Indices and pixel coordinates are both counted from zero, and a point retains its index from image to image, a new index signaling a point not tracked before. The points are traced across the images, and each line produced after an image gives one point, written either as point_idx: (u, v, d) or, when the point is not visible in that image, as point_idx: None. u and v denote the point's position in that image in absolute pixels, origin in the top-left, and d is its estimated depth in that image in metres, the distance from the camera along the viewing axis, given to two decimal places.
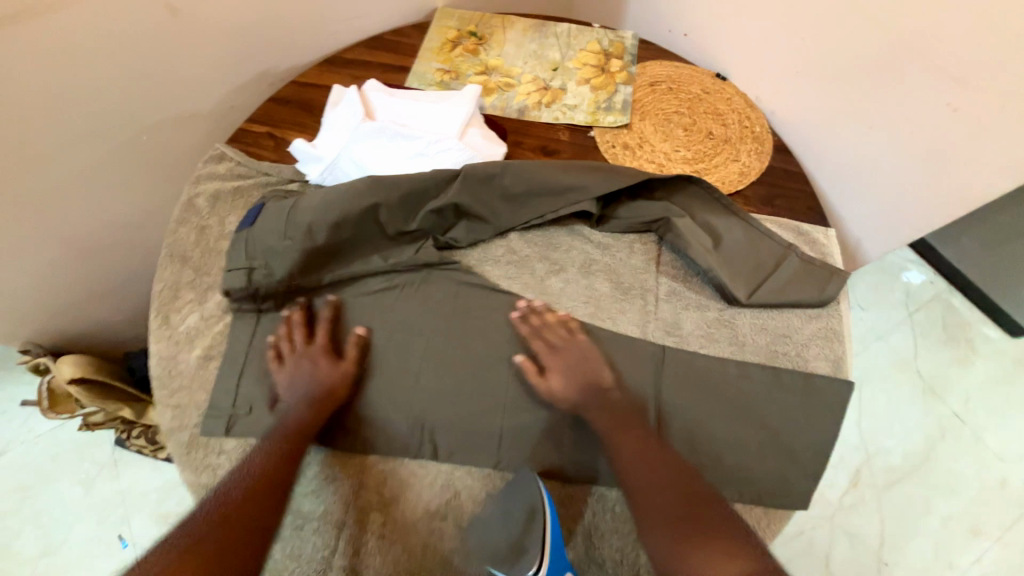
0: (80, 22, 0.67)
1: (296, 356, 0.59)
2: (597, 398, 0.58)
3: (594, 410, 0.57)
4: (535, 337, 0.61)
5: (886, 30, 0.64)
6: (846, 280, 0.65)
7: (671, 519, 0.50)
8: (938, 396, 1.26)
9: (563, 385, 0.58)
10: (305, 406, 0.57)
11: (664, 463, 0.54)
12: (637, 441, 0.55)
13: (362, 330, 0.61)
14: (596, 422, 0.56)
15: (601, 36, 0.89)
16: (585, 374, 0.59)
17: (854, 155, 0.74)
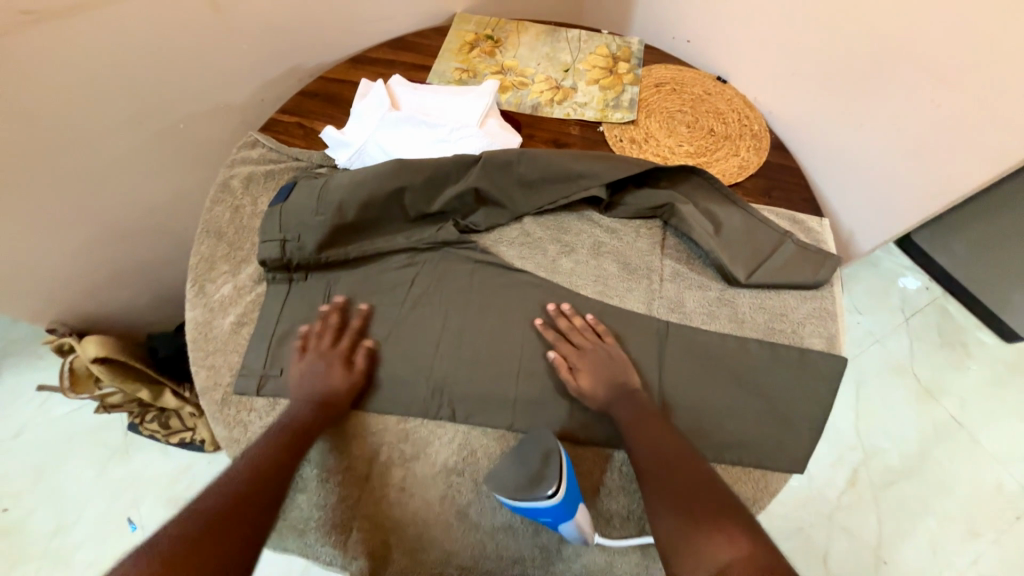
0: (134, 15, 0.73)
1: (322, 355, 0.61)
2: (616, 391, 0.60)
3: (613, 401, 0.59)
4: (566, 336, 0.64)
5: (874, 35, 0.69)
6: (838, 265, 0.70)
7: (675, 503, 0.50)
8: (934, 398, 1.29)
9: (588, 380, 0.60)
10: (307, 404, 0.58)
11: (671, 451, 0.55)
12: (649, 429, 0.56)
13: (371, 342, 0.63)
14: (612, 411, 0.59)
15: (610, 41, 0.95)
16: (607, 367, 0.61)
17: (848, 151, 0.79)
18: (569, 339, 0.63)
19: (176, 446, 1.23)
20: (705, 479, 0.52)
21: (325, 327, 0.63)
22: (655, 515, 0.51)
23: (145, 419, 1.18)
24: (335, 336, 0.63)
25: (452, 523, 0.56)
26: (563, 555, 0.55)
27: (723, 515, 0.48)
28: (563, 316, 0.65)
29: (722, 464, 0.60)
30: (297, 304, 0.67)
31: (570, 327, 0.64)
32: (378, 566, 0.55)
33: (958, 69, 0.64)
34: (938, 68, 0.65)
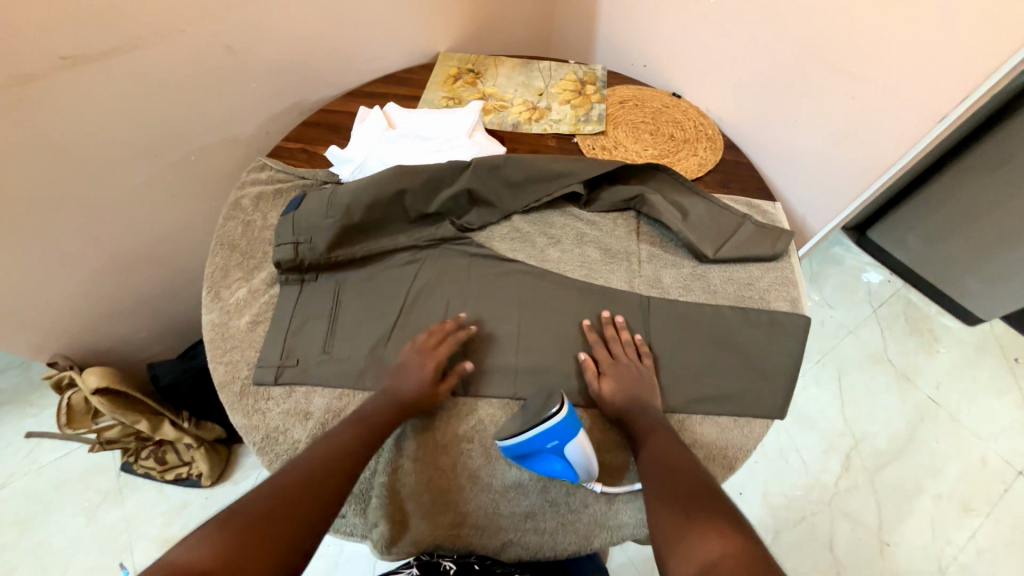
0: (156, 57, 0.82)
1: (417, 354, 0.65)
2: (631, 399, 0.63)
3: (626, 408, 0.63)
4: (596, 343, 0.68)
5: (795, 43, 0.81)
6: (791, 239, 0.79)
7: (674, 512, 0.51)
8: (911, 381, 1.36)
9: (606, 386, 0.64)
10: (384, 400, 0.61)
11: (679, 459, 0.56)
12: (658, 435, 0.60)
13: (470, 365, 0.65)
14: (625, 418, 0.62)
15: (577, 69, 1.08)
16: (624, 373, 0.65)
17: (788, 143, 0.90)
18: (598, 346, 0.68)
19: (171, 483, 1.26)
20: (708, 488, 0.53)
21: (439, 330, 0.67)
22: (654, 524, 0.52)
23: (141, 456, 1.20)
24: (441, 344, 0.66)
25: (465, 485, 0.60)
26: (570, 507, 0.59)
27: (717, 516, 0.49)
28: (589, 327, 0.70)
29: (710, 416, 0.66)
30: (309, 300, 0.73)
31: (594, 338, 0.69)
32: (397, 533, 0.58)
33: (865, 64, 0.74)
34: (849, 65, 0.76)
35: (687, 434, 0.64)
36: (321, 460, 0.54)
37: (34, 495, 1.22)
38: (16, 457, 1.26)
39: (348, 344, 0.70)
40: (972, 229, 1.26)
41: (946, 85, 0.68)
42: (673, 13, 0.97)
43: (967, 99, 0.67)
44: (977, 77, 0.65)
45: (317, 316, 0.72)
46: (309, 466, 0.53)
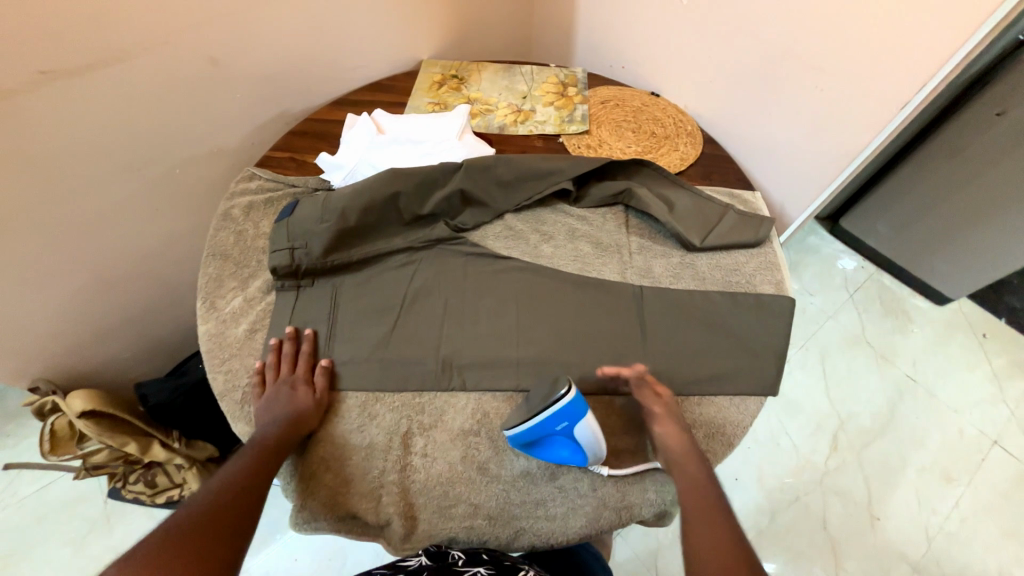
0: (138, 71, 0.81)
1: (276, 383, 0.64)
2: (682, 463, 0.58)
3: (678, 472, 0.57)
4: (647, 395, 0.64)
5: (764, 42, 0.85)
6: (772, 225, 0.82)
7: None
8: (889, 360, 1.42)
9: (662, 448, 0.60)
10: (275, 425, 0.61)
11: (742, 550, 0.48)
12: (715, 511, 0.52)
13: (329, 361, 0.67)
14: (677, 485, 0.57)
15: (558, 72, 1.11)
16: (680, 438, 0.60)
17: (765, 135, 0.95)
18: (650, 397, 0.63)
19: (162, 507, 1.23)
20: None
21: (280, 357, 0.67)
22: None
23: (130, 481, 1.17)
24: (291, 363, 0.67)
25: (475, 477, 0.61)
26: (579, 492, 0.60)
27: None
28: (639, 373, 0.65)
29: (707, 397, 0.68)
30: (307, 305, 0.73)
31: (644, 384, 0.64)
32: (410, 528, 0.59)
33: (832, 59, 0.79)
34: (815, 60, 0.81)
35: (687, 415, 0.66)
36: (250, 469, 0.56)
37: (19, 527, 1.19)
38: None
39: (349, 346, 0.70)
40: (935, 214, 1.33)
41: (905, 76, 0.73)
42: (647, 16, 1.01)
43: (926, 86, 0.72)
44: (934, 65, 0.70)
45: (316, 320, 0.72)
46: (230, 482, 0.54)
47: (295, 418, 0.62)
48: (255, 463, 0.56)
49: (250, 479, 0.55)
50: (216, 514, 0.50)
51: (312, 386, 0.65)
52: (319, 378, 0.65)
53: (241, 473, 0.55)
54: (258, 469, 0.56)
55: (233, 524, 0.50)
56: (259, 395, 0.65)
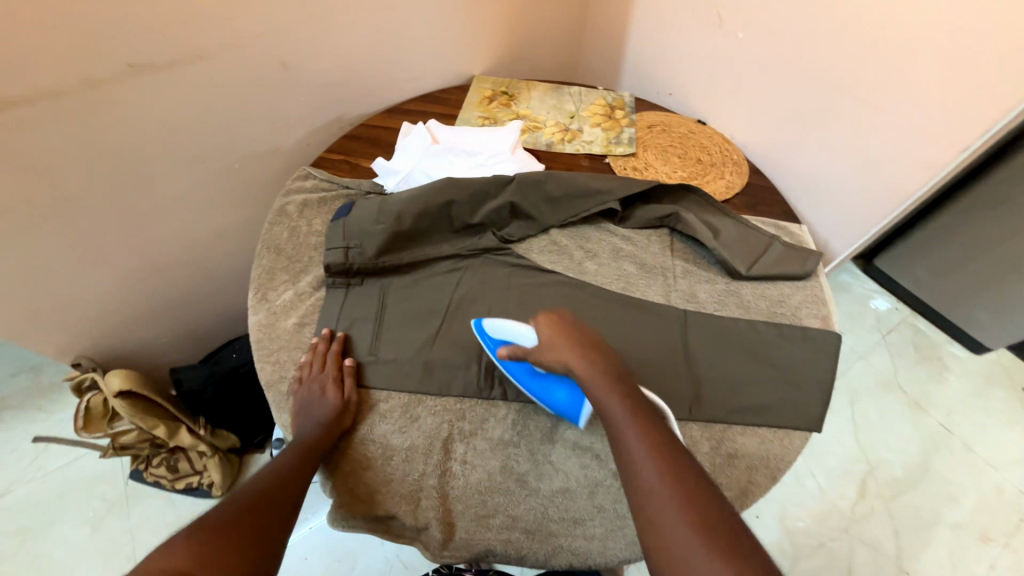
0: (215, 70, 0.86)
1: (309, 381, 0.65)
2: (615, 401, 0.55)
3: (616, 415, 0.54)
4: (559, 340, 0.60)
5: (817, 78, 0.87)
6: (820, 258, 0.82)
7: (672, 535, 0.46)
8: (923, 408, 1.37)
9: (587, 385, 0.57)
10: (312, 425, 0.61)
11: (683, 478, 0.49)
12: (655, 444, 0.51)
13: (351, 360, 0.67)
14: (615, 427, 0.54)
15: (606, 95, 1.14)
16: (611, 379, 0.57)
17: (813, 169, 0.95)
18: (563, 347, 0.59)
19: (180, 493, 1.25)
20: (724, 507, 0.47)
21: (314, 356, 0.68)
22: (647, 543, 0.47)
23: (152, 464, 1.20)
24: (323, 360, 0.67)
25: (514, 489, 0.60)
26: (619, 513, 0.59)
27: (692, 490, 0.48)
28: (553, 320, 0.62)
29: (751, 427, 0.66)
30: (354, 303, 0.74)
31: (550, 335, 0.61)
32: (448, 535, 0.59)
33: (887, 97, 0.80)
34: (870, 98, 0.82)
35: (730, 444, 0.65)
36: (289, 469, 0.58)
37: (41, 501, 1.21)
38: (24, 464, 1.25)
39: (394, 346, 0.70)
40: (978, 260, 1.30)
41: (969, 117, 0.73)
42: (698, 47, 1.03)
43: (990, 129, 0.72)
44: (1001, 108, 0.70)
45: (363, 318, 0.73)
46: (273, 479, 0.56)
47: (331, 419, 0.62)
48: (288, 462, 0.58)
49: (283, 478, 0.57)
50: (252, 507, 0.52)
51: (340, 386, 0.64)
52: (347, 378, 0.65)
53: (276, 471, 0.57)
54: (295, 467, 0.58)
55: (272, 522, 0.52)
56: (295, 394, 0.66)
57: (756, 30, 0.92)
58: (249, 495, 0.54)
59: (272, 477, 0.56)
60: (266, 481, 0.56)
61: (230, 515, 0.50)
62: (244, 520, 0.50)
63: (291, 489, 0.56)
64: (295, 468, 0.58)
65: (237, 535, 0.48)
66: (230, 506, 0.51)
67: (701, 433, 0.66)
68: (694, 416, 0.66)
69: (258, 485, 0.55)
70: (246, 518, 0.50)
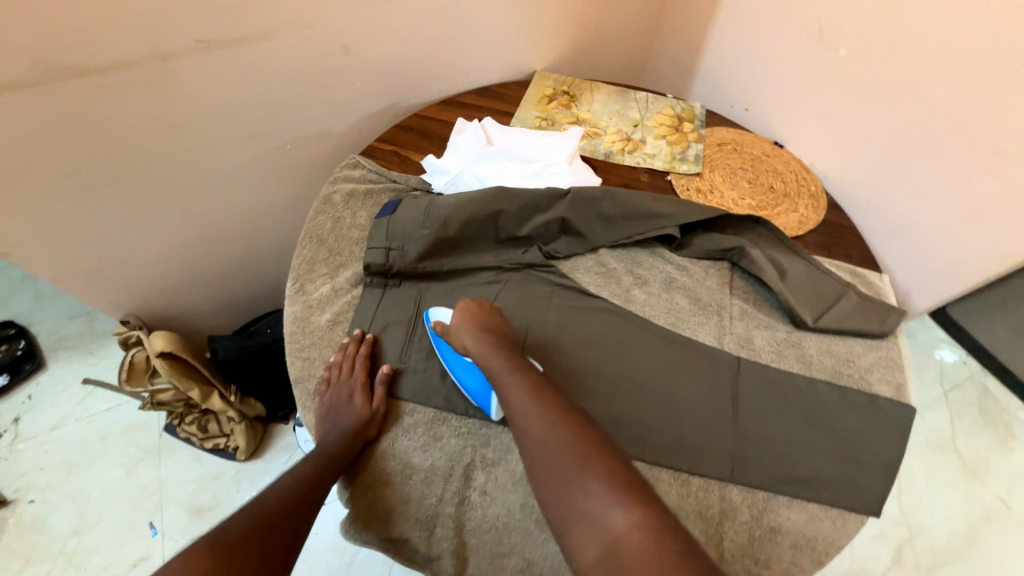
0: (278, 51, 0.84)
1: (337, 386, 0.64)
2: (508, 372, 0.59)
3: (510, 389, 0.57)
4: (464, 321, 0.64)
5: (931, 112, 0.77)
6: (902, 317, 0.73)
7: (561, 482, 0.50)
8: (980, 478, 1.24)
9: (489, 369, 0.60)
10: (337, 436, 0.60)
11: (569, 435, 0.52)
12: (543, 406, 0.55)
13: (389, 368, 0.65)
14: (509, 402, 0.57)
15: (675, 104, 1.05)
16: (505, 355, 0.60)
17: (904, 211, 0.86)
18: (464, 325, 0.64)
19: (207, 452, 1.30)
20: (609, 453, 0.51)
21: (343, 358, 0.66)
22: (541, 496, 0.51)
23: (185, 421, 1.26)
24: (353, 365, 0.66)
25: (533, 532, 0.57)
26: None
27: (592, 452, 0.51)
28: (464, 304, 0.66)
29: (798, 500, 0.60)
30: (389, 306, 0.72)
31: (457, 314, 0.65)
32: (459, 568, 0.57)
33: (1018, 143, 0.71)
34: (996, 141, 0.73)
35: (773, 516, 0.59)
36: (305, 483, 0.58)
37: (84, 441, 1.29)
38: (72, 403, 1.33)
39: (424, 356, 0.68)
40: None
41: None
42: (787, 62, 0.93)
43: None
44: None
45: (396, 323, 0.71)
46: (288, 495, 0.56)
47: (357, 433, 0.61)
48: (306, 476, 0.58)
49: (298, 493, 0.57)
50: (265, 523, 0.52)
51: (369, 396, 0.63)
52: (378, 389, 0.64)
53: (292, 485, 0.57)
54: (313, 480, 0.58)
55: (284, 543, 0.52)
56: (322, 395, 0.66)
57: (862, 50, 0.82)
58: (265, 508, 0.54)
59: (290, 489, 0.57)
60: (281, 495, 0.56)
61: (242, 532, 0.50)
62: (255, 538, 0.50)
63: (305, 505, 0.56)
64: (310, 483, 0.58)
65: (246, 556, 0.48)
66: (245, 521, 0.52)
67: (741, 498, 0.60)
68: (736, 478, 0.61)
69: (273, 501, 0.55)
70: (257, 537, 0.50)
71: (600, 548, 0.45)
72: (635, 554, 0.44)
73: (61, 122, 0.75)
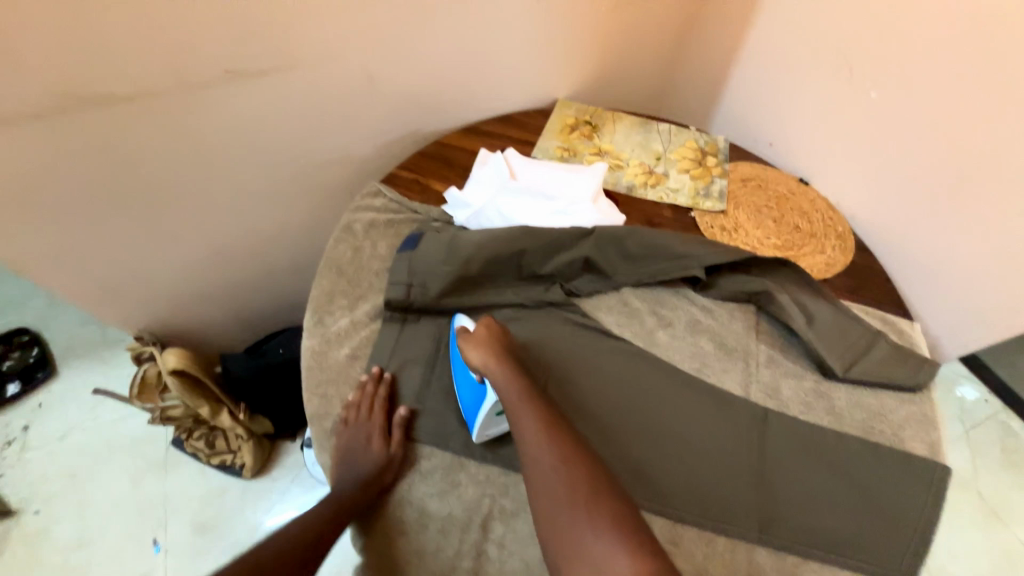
0: (304, 79, 0.85)
1: (355, 427, 0.63)
2: (522, 400, 0.58)
3: (523, 418, 0.57)
4: (482, 340, 0.63)
5: (965, 159, 0.75)
6: (936, 369, 0.71)
7: (565, 520, 0.51)
8: (1005, 524, 1.19)
9: (502, 394, 0.59)
10: (354, 481, 0.60)
11: (579, 471, 0.53)
12: (555, 439, 0.55)
13: (405, 411, 0.64)
14: (521, 431, 0.56)
15: (698, 137, 1.05)
16: (521, 381, 0.60)
17: (935, 255, 0.83)
18: (482, 347, 0.62)
19: (213, 468, 1.29)
20: (615, 494, 0.53)
21: (362, 398, 0.65)
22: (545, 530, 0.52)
23: (192, 437, 1.25)
24: (371, 404, 0.65)
25: None
26: None
27: (600, 492, 0.52)
28: (483, 323, 0.65)
29: (830, 567, 0.58)
30: (408, 342, 0.71)
31: (474, 335, 0.63)
32: None
33: None
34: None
35: None
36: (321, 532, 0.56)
37: (90, 453, 1.28)
38: (80, 413, 1.33)
39: (443, 397, 0.67)
40: None
41: None
42: (814, 99, 0.92)
43: None
44: None
45: (414, 360, 0.70)
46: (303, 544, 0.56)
47: (372, 480, 0.60)
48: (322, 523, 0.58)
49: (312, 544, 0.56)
50: None
51: (387, 439, 0.62)
52: (396, 431, 0.63)
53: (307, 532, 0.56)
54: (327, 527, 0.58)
55: None
56: (339, 436, 0.65)
57: (892, 93, 0.80)
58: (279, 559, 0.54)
59: None
60: None
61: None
62: None
63: None
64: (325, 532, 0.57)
65: None
66: None
67: (769, 562, 0.58)
68: (764, 540, 0.59)
69: None
70: None
71: None
72: None
73: (86, 146, 0.76)
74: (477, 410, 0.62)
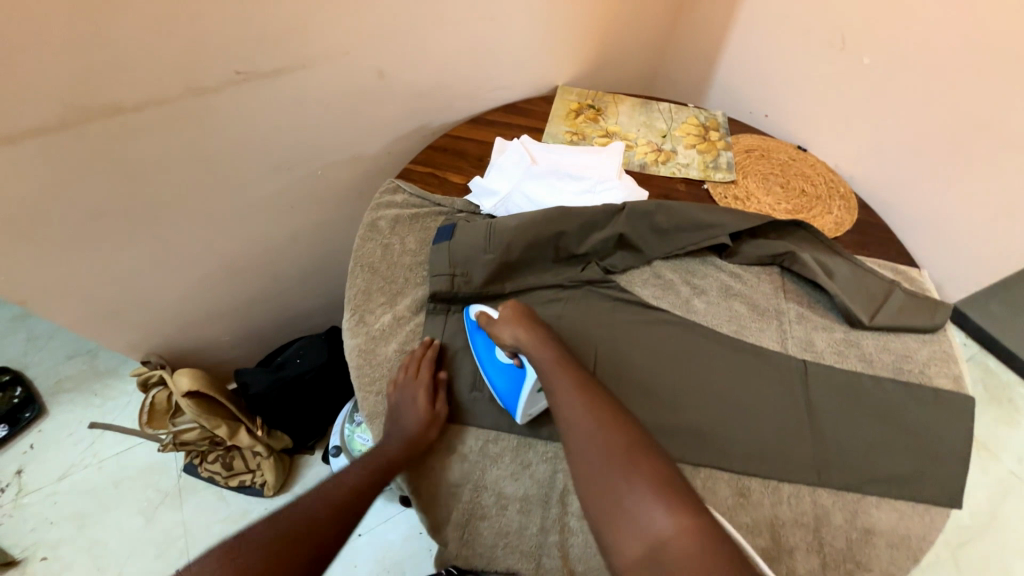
0: (314, 78, 0.83)
1: (402, 387, 0.64)
2: (557, 368, 0.59)
3: (558, 386, 0.58)
4: (514, 315, 0.65)
5: (959, 113, 0.82)
6: (949, 310, 0.76)
7: (604, 481, 0.51)
8: (993, 454, 1.28)
9: (537, 364, 0.60)
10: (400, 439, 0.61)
11: (616, 436, 0.53)
12: (592, 405, 0.56)
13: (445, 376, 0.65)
14: (557, 398, 0.57)
15: (698, 113, 1.08)
16: (556, 351, 0.61)
17: (932, 208, 0.91)
18: (512, 324, 0.64)
19: (232, 490, 1.24)
20: (655, 455, 0.53)
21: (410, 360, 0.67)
22: (584, 491, 0.52)
23: (207, 460, 1.19)
24: (417, 366, 0.66)
25: None
26: None
27: (639, 452, 0.52)
28: (507, 305, 0.66)
29: (887, 500, 0.62)
30: (455, 331, 0.71)
31: (503, 316, 0.65)
32: None
33: None
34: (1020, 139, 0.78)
35: (864, 517, 0.61)
36: None
37: (94, 490, 1.21)
38: (78, 450, 1.26)
39: None
40: None
41: None
42: (808, 70, 0.97)
43: None
44: None
45: (463, 346, 0.70)
46: None
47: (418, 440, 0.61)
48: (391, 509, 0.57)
49: None
50: None
51: (433, 401, 0.63)
52: (442, 392, 0.64)
53: None
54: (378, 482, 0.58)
55: None
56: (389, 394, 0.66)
57: (886, 57, 0.85)
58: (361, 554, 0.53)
59: None
60: None
61: None
62: None
63: None
64: None
65: None
66: None
67: (833, 502, 0.61)
68: (824, 481, 0.62)
69: None
70: None
71: (643, 548, 0.47)
72: (679, 558, 0.45)
73: (91, 161, 0.72)
74: (517, 395, 0.63)
